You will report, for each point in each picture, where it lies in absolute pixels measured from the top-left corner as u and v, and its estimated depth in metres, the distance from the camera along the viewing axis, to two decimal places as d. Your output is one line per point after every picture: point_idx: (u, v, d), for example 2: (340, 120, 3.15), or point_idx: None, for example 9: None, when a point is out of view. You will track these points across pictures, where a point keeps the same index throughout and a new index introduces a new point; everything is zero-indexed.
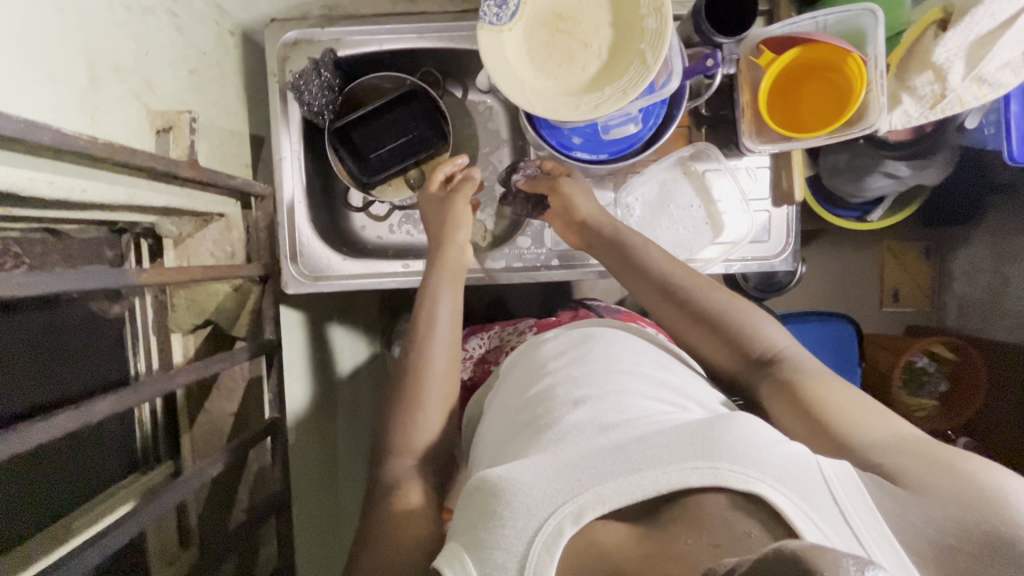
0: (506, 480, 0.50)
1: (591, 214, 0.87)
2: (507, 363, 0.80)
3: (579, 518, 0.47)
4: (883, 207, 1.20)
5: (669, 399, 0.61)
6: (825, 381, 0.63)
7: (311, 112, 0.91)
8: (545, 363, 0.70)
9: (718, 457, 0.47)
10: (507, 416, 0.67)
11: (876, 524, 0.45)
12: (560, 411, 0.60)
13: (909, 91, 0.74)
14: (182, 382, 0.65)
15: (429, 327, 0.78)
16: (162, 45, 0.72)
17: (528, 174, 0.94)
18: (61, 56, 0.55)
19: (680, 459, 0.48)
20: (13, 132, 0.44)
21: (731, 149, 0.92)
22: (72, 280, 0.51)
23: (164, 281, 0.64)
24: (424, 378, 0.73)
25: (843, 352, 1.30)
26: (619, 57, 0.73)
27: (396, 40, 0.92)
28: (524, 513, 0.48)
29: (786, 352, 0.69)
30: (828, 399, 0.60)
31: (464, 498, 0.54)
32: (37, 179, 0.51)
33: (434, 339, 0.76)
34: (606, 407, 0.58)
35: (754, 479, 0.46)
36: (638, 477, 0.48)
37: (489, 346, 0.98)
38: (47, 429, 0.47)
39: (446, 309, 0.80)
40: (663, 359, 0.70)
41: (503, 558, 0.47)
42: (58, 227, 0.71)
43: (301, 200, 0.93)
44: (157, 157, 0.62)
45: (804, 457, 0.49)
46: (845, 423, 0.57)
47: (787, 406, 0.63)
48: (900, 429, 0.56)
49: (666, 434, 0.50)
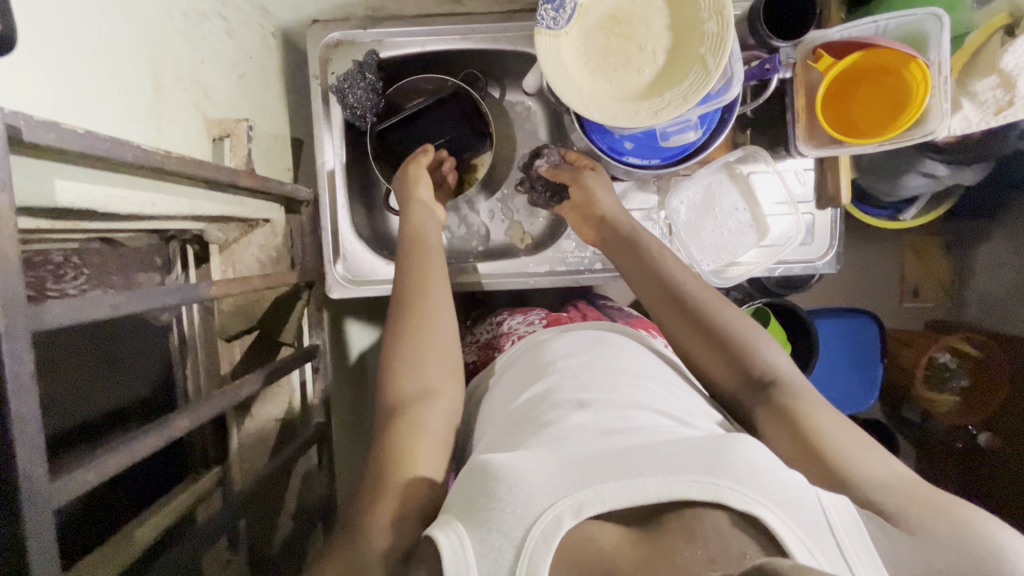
0: (509, 467, 0.49)
1: (606, 208, 0.85)
2: (507, 358, 0.79)
3: (579, 512, 0.46)
4: (916, 207, 1.18)
5: (669, 413, 0.60)
6: (825, 414, 0.59)
7: (354, 115, 0.91)
8: (551, 361, 0.69)
9: (720, 473, 0.46)
10: (502, 418, 0.65)
11: (872, 560, 0.45)
12: (562, 413, 0.59)
13: (971, 97, 0.75)
14: (245, 394, 0.65)
15: (423, 292, 0.73)
16: (215, 51, 0.71)
17: (551, 161, 0.95)
18: (129, 67, 0.54)
19: (682, 470, 0.46)
20: (102, 150, 0.43)
21: (780, 151, 0.91)
22: (154, 298, 0.50)
23: (227, 293, 0.64)
24: (419, 333, 0.68)
25: (864, 348, 1.27)
26: (678, 60, 0.71)
27: (439, 41, 0.90)
28: (524, 498, 0.46)
29: (786, 377, 0.64)
30: (829, 433, 0.57)
31: (461, 480, 0.53)
32: (114, 196, 0.51)
33: (432, 304, 0.72)
34: (610, 414, 0.58)
35: (755, 501, 0.44)
36: (640, 481, 0.46)
37: (495, 332, 0.97)
38: (136, 450, 0.47)
39: (437, 271, 0.76)
40: (664, 374, 0.68)
41: (499, 541, 0.45)
42: (114, 237, 0.70)
43: (342, 204, 0.92)
44: (221, 169, 0.61)
45: (803, 487, 0.47)
46: (844, 456, 0.55)
47: (783, 433, 0.59)
48: (898, 471, 0.54)
49: (670, 445, 0.49)
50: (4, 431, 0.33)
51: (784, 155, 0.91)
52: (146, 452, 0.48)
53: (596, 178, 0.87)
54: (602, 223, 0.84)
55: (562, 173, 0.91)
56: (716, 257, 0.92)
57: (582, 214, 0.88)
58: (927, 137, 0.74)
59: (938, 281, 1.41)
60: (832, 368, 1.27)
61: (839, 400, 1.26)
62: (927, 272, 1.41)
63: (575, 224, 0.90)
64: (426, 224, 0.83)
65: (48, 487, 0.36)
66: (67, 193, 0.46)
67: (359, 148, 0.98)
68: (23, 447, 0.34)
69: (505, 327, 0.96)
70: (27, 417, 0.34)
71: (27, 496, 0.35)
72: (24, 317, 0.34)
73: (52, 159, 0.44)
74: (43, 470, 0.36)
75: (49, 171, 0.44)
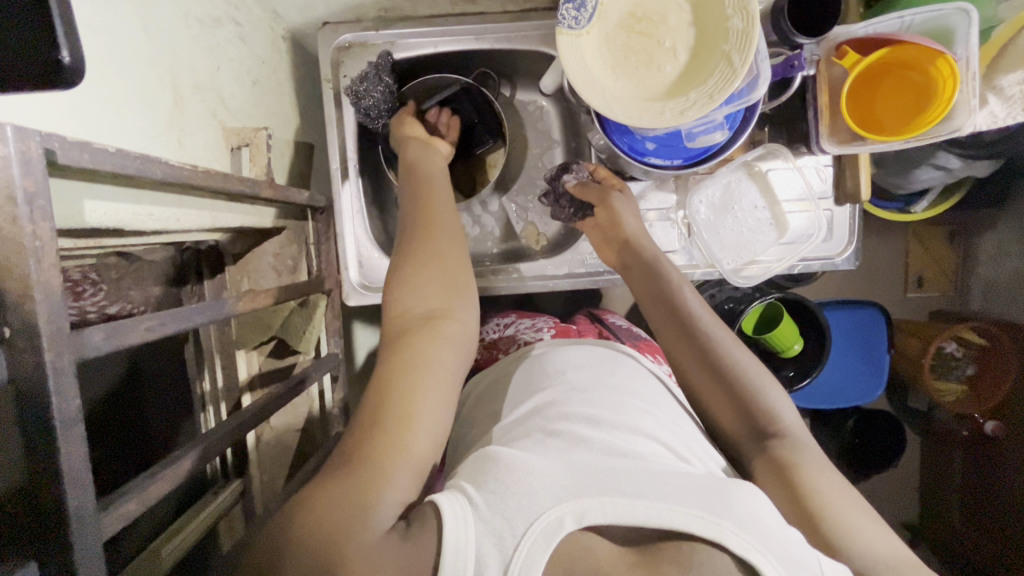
0: (516, 465, 0.48)
1: (630, 232, 0.81)
2: (506, 365, 0.76)
3: (580, 518, 0.44)
4: (928, 199, 1.15)
5: (672, 445, 0.58)
6: (820, 474, 0.59)
7: (369, 118, 0.87)
8: (560, 370, 0.68)
9: (725, 515, 0.45)
10: (500, 425, 0.63)
11: None
12: (569, 427, 0.57)
13: (996, 92, 0.76)
14: (273, 410, 0.64)
15: (430, 232, 0.65)
16: (230, 57, 0.69)
17: (580, 177, 0.90)
18: (150, 80, 0.52)
19: (688, 504, 0.45)
20: (133, 168, 0.42)
21: (800, 148, 0.90)
22: (187, 317, 0.49)
23: (252, 307, 0.62)
24: (423, 257, 0.62)
25: (869, 339, 1.24)
26: (703, 58, 0.68)
27: (452, 42, 0.88)
28: (530, 495, 0.46)
29: (789, 433, 0.63)
30: (825, 497, 0.57)
31: (467, 467, 0.52)
32: (139, 214, 0.49)
33: (440, 246, 0.64)
34: (616, 436, 0.56)
35: (754, 549, 0.43)
36: (645, 505, 0.45)
37: (502, 333, 0.94)
38: (173, 475, 0.46)
39: (444, 206, 0.70)
40: (668, 402, 0.67)
41: (501, 526, 0.44)
42: (130, 250, 0.67)
43: (357, 209, 0.89)
44: (244, 180, 0.59)
45: (802, 546, 0.46)
46: (839, 521, 0.55)
47: (780, 486, 0.58)
48: (886, 543, 0.56)
49: (678, 479, 0.48)
50: (54, 467, 0.32)
51: (805, 152, 0.90)
52: (183, 476, 0.47)
53: (623, 202, 0.83)
54: (622, 245, 0.81)
55: (591, 190, 0.86)
56: (736, 256, 0.91)
57: (605, 236, 0.84)
58: (954, 134, 0.74)
59: (941, 271, 1.40)
60: (843, 360, 1.25)
61: (841, 394, 1.25)
62: (931, 261, 1.39)
63: (596, 244, 0.86)
64: (432, 172, 0.76)
65: (96, 524, 0.35)
66: (95, 214, 0.45)
67: (371, 152, 0.96)
68: (72, 483, 0.33)
69: (513, 329, 0.94)
70: (75, 453, 0.33)
71: (76, 533, 0.34)
72: (69, 349, 0.33)
73: (79, 180, 0.43)
74: (91, 504, 0.35)
75: (78, 192, 0.43)
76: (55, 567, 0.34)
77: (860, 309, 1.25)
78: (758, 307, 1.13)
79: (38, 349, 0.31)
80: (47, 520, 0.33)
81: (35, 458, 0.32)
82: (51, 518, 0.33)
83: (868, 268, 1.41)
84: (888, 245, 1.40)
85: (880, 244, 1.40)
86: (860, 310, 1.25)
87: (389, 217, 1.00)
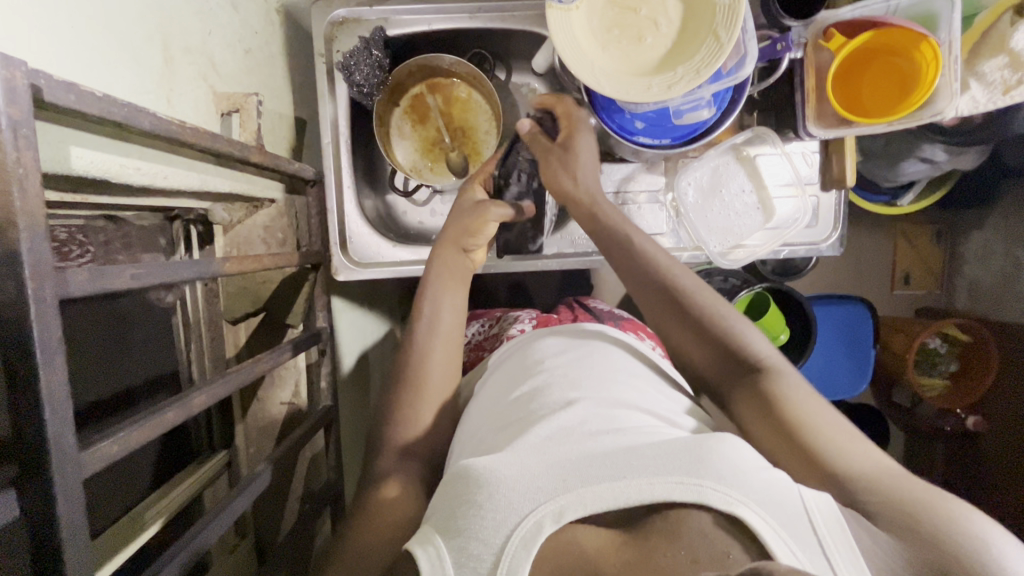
0: (490, 471, 0.48)
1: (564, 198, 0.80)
2: (496, 357, 0.78)
3: (560, 517, 0.44)
4: (914, 192, 1.16)
5: (656, 412, 0.58)
6: (810, 402, 0.57)
7: (360, 93, 0.89)
8: (539, 360, 0.68)
9: (704, 474, 0.44)
10: (489, 417, 0.63)
11: (856, 561, 0.42)
12: (549, 411, 0.57)
13: (978, 77, 0.80)
14: (259, 373, 0.65)
15: (419, 359, 0.73)
16: (222, 23, 0.69)
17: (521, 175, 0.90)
18: (139, 36, 0.53)
19: (664, 471, 0.45)
20: (121, 116, 0.42)
21: (788, 133, 0.91)
22: (173, 271, 0.49)
23: (239, 270, 0.63)
24: (417, 370, 0.72)
25: (855, 335, 1.25)
26: (689, 35, 0.69)
27: (446, 20, 0.88)
28: (506, 505, 0.45)
29: (772, 364, 0.63)
30: (814, 424, 0.55)
31: (446, 484, 0.52)
32: (127, 166, 0.50)
33: (421, 368, 0.72)
34: (596, 412, 0.56)
35: (738, 502, 0.43)
36: (622, 484, 0.45)
37: (488, 332, 0.95)
38: (156, 426, 0.46)
39: (447, 309, 0.77)
40: (654, 376, 0.67)
41: (479, 549, 0.44)
42: (118, 214, 0.66)
43: (348, 183, 0.90)
44: (234, 143, 0.59)
45: (787, 484, 0.46)
46: (837, 449, 0.53)
47: (767, 423, 0.57)
48: (880, 459, 0.52)
49: (655, 449, 0.47)
50: (34, 395, 0.33)
51: (792, 137, 0.90)
52: (166, 428, 0.47)
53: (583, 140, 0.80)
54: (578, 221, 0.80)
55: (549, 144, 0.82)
56: (722, 239, 0.92)
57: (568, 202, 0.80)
58: (936, 117, 0.76)
59: (927, 268, 1.41)
60: (828, 353, 1.26)
61: (825, 387, 1.25)
62: (917, 257, 1.40)
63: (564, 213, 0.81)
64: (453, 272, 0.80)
65: (75, 455, 0.36)
66: (81, 160, 0.45)
67: (363, 129, 0.96)
68: (52, 412, 0.33)
69: (497, 326, 0.94)
70: (55, 383, 0.34)
71: (57, 462, 0.34)
72: (52, 284, 0.33)
73: (66, 124, 0.43)
74: (70, 434, 0.35)
75: (64, 138, 0.43)
76: (36, 493, 0.34)
77: (847, 303, 1.26)
78: (745, 296, 1.12)
79: (21, 277, 0.32)
80: (27, 444, 0.33)
81: (15, 385, 0.32)
82: (32, 444, 0.34)
83: (854, 264, 1.42)
84: (874, 241, 1.41)
85: (868, 238, 1.41)
86: (847, 304, 1.26)
87: (382, 197, 1.01)
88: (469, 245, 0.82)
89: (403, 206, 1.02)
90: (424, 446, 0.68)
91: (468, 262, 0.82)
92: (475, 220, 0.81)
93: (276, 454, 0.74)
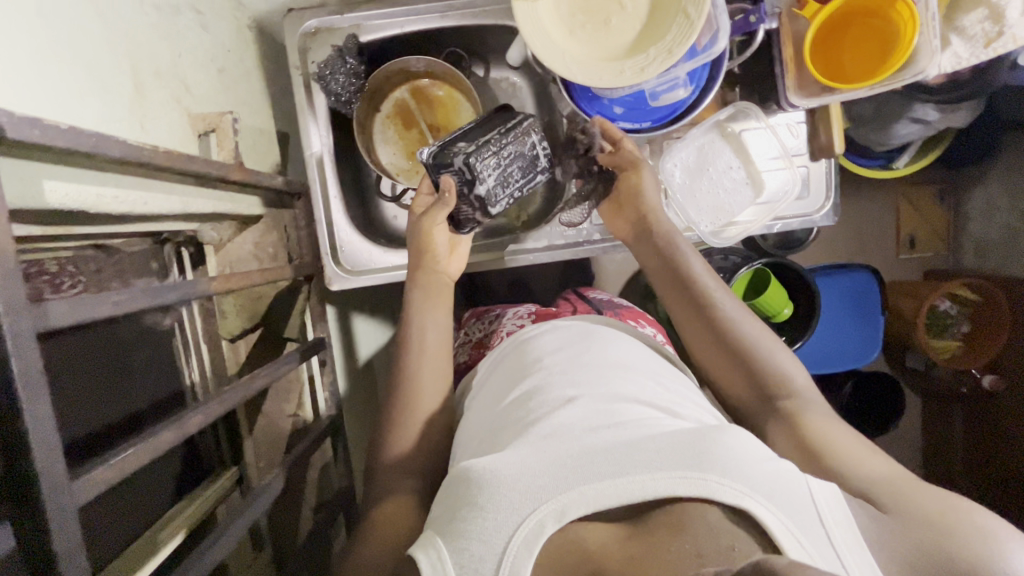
0: (490, 472, 0.48)
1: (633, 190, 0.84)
2: (494, 355, 0.78)
3: (561, 516, 0.44)
4: (909, 153, 1.14)
5: (654, 402, 0.58)
6: (827, 422, 0.60)
7: (339, 102, 0.90)
8: (538, 358, 0.67)
9: (708, 469, 0.44)
10: (489, 416, 0.63)
11: (861, 554, 0.43)
12: (549, 409, 0.57)
13: (959, 32, 0.78)
14: (259, 387, 0.66)
15: (416, 362, 0.74)
16: (192, 44, 0.70)
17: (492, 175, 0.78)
18: (108, 66, 0.53)
19: (669, 466, 0.45)
20: (89, 147, 0.43)
21: (771, 106, 0.90)
22: (158, 295, 0.49)
23: (230, 288, 0.63)
24: (416, 375, 0.73)
25: (863, 303, 1.23)
26: (659, 14, 0.68)
27: (417, 21, 0.88)
28: (506, 505, 0.45)
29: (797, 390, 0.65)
30: (834, 441, 0.57)
31: (447, 486, 0.52)
32: (104, 195, 0.50)
33: (418, 374, 0.73)
34: (597, 407, 0.56)
35: (743, 494, 0.43)
36: (625, 480, 0.45)
37: (487, 330, 0.95)
38: (152, 447, 0.46)
39: (434, 324, 0.78)
40: (652, 364, 0.67)
41: (480, 552, 0.44)
42: (108, 241, 0.67)
43: (335, 194, 0.90)
44: (211, 163, 0.60)
45: (787, 468, 0.46)
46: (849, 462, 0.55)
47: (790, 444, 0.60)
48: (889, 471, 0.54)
49: (657, 442, 0.47)
50: (19, 429, 0.33)
51: (775, 109, 0.89)
52: (163, 448, 0.48)
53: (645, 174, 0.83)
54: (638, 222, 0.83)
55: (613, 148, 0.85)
56: (714, 218, 0.90)
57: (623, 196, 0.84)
58: (919, 77, 0.74)
59: (932, 229, 1.38)
60: (836, 324, 1.25)
61: (835, 358, 1.24)
62: (920, 218, 1.38)
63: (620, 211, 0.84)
64: (436, 293, 0.81)
65: (66, 484, 0.36)
66: (55, 193, 0.45)
67: (345, 137, 0.96)
68: (39, 444, 0.34)
69: (495, 323, 0.94)
70: (41, 414, 0.34)
71: (46, 492, 0.35)
72: (28, 316, 0.34)
73: (35, 159, 0.44)
74: (59, 463, 0.36)
75: (37, 172, 0.44)
76: (32, 523, 0.35)
77: (853, 273, 1.24)
78: (745, 273, 1.11)
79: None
80: (17, 474, 0.34)
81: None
82: (22, 477, 0.34)
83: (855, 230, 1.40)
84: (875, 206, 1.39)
85: (869, 204, 1.38)
86: (854, 274, 1.24)
87: (371, 203, 1.01)
88: (433, 258, 0.82)
89: (393, 211, 1.02)
90: (427, 449, 0.69)
91: (444, 276, 0.83)
92: (420, 237, 0.82)
93: (285, 463, 0.74)
